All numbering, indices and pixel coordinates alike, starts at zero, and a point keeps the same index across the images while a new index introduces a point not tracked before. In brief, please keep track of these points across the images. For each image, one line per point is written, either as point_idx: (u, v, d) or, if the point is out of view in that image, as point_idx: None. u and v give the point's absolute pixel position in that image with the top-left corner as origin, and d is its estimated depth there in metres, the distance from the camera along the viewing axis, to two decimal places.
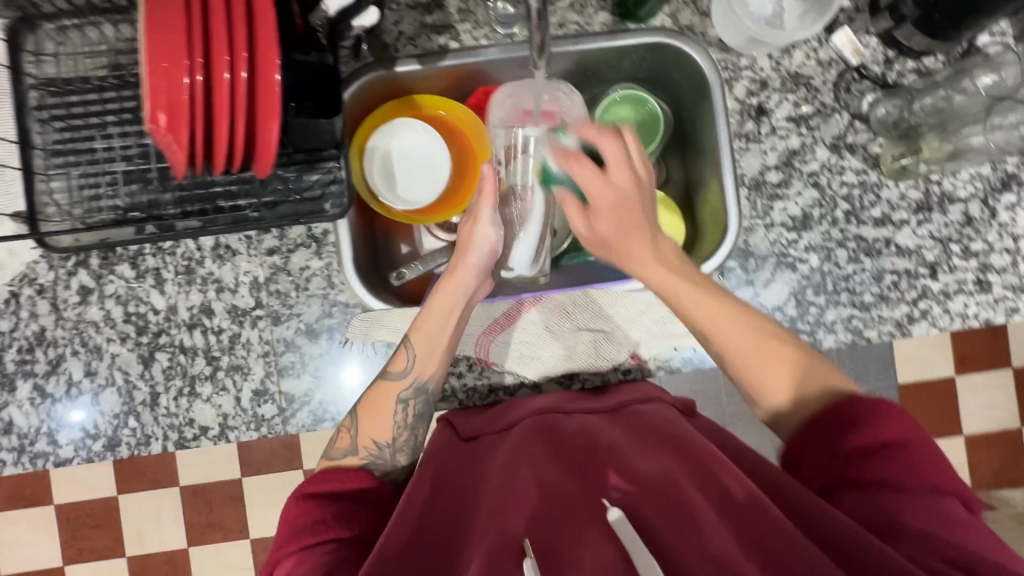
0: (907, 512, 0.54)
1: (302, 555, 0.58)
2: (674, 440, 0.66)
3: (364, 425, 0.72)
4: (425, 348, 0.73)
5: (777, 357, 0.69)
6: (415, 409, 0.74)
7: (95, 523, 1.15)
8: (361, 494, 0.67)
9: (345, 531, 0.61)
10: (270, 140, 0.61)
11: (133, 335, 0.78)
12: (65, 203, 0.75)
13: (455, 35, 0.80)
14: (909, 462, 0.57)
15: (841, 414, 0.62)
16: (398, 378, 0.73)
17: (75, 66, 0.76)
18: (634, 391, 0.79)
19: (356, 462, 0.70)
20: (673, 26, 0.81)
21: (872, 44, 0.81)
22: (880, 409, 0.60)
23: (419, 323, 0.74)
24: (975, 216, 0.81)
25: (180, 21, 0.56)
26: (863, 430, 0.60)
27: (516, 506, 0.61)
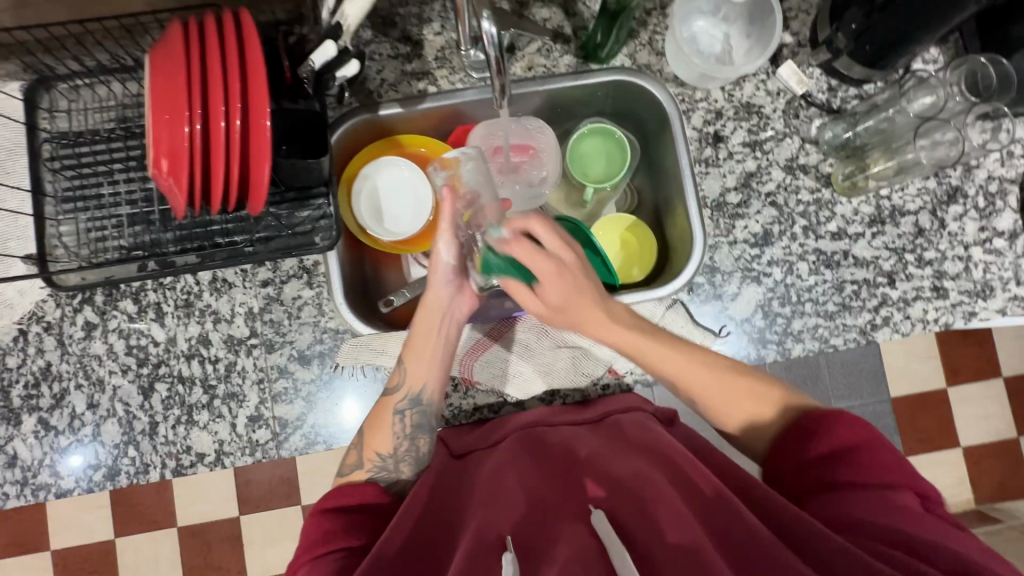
0: (845, 499, 0.60)
1: (313, 564, 0.63)
2: (650, 447, 0.70)
3: (366, 437, 0.76)
4: (417, 364, 0.77)
5: (748, 395, 0.74)
6: (412, 420, 0.77)
7: (94, 565, 1.17)
8: (373, 507, 0.71)
9: (355, 540, 0.65)
10: (263, 179, 0.66)
11: (134, 366, 0.82)
12: (72, 245, 0.81)
13: (433, 80, 0.87)
14: (862, 459, 0.62)
15: (795, 430, 0.69)
16: (393, 392, 0.77)
17: (85, 120, 0.83)
18: (622, 402, 0.82)
19: (363, 475, 0.74)
20: (633, 65, 0.89)
21: (816, 74, 0.88)
22: (829, 423, 0.66)
23: (409, 347, 0.77)
24: (926, 227, 0.87)
25: (180, 77, 0.63)
26: (823, 438, 0.66)
27: (499, 511, 0.64)
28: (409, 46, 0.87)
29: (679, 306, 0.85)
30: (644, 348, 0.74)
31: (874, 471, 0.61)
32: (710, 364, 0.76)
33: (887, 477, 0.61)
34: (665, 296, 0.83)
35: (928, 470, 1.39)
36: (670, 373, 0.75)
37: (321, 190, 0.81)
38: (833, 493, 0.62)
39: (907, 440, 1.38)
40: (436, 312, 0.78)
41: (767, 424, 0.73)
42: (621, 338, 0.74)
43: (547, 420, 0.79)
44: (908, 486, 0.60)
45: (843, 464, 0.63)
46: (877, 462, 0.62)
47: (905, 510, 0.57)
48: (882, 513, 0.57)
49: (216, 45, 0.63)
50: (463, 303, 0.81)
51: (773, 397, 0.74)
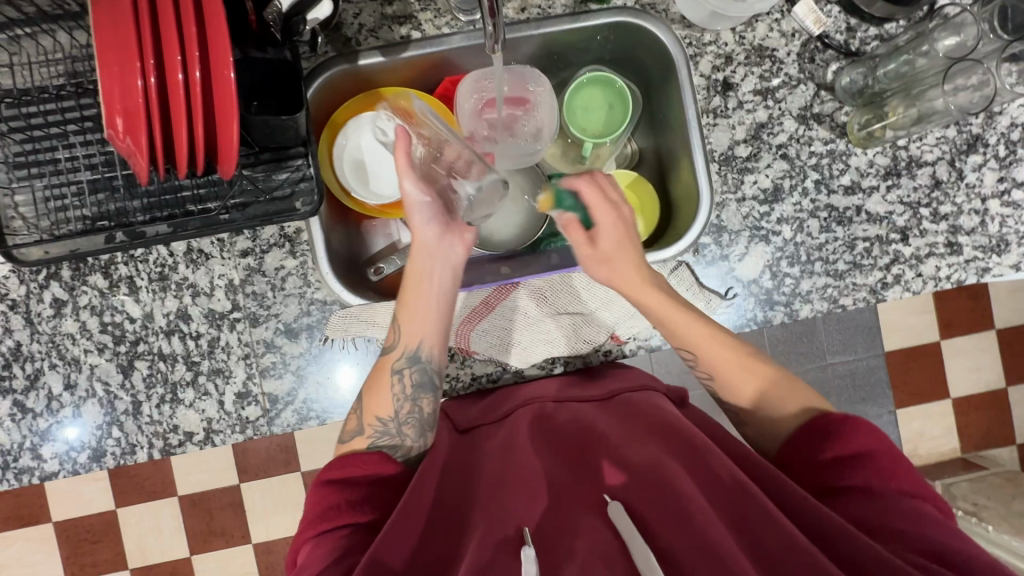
0: (886, 513, 0.56)
1: (317, 540, 0.60)
2: (669, 431, 0.67)
3: (365, 403, 0.72)
4: (410, 322, 0.73)
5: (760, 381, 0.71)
6: (411, 379, 0.72)
7: (100, 532, 1.20)
8: (380, 477, 0.66)
9: (363, 517, 0.62)
10: (231, 137, 0.60)
11: (111, 345, 0.77)
12: (31, 216, 0.75)
13: (416, 25, 0.79)
14: (881, 465, 0.59)
15: (817, 427, 0.64)
16: (391, 352, 0.73)
17: (30, 75, 0.75)
18: (627, 379, 0.78)
19: (364, 441, 0.70)
20: (636, 4, 0.81)
21: (834, 12, 0.81)
22: (853, 426, 0.62)
23: (400, 301, 0.74)
24: (944, 179, 0.82)
25: (127, 22, 0.56)
26: (835, 442, 0.62)
27: (522, 499, 0.63)
28: None
29: (684, 269, 0.81)
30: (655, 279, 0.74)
31: (879, 476, 0.59)
32: (709, 327, 0.74)
33: (901, 484, 0.59)
34: (669, 259, 0.79)
35: (921, 421, 1.40)
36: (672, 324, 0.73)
37: (299, 150, 0.75)
38: (842, 499, 0.60)
39: (902, 393, 1.38)
40: (428, 264, 0.75)
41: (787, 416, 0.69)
42: (653, 299, 0.73)
43: (555, 395, 0.76)
44: (923, 494, 0.58)
45: (854, 472, 0.60)
46: (889, 467, 0.59)
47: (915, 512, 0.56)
48: (886, 514, 0.56)
49: None
50: (457, 248, 0.77)
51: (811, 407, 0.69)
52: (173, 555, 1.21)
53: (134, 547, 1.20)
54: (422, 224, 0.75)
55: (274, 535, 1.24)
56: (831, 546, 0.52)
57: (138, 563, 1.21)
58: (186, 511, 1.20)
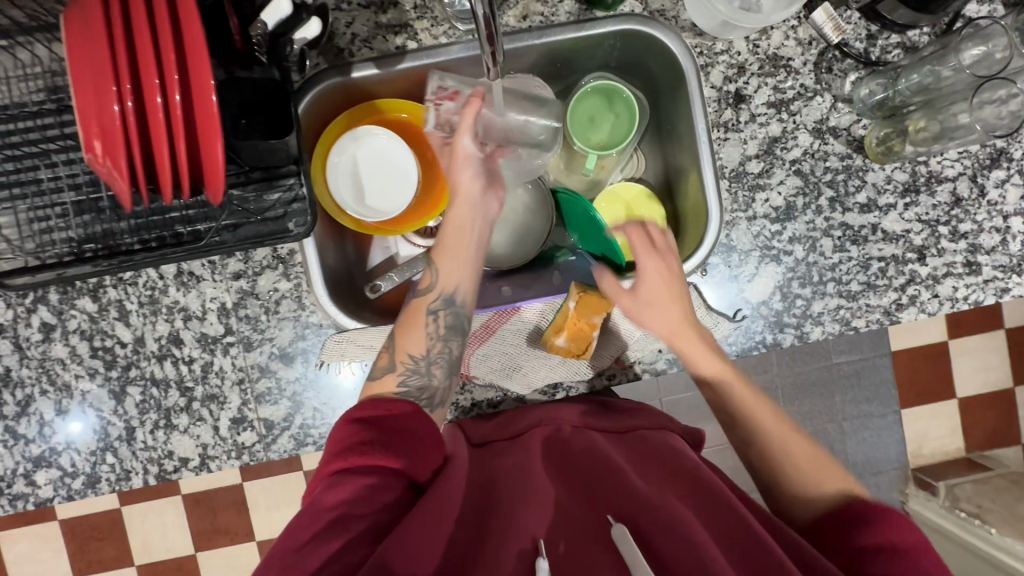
0: None
1: (337, 481, 0.55)
2: (697, 487, 0.62)
3: (398, 340, 0.68)
4: (448, 263, 0.72)
5: (792, 447, 0.69)
6: (445, 320, 0.70)
7: (103, 533, 1.20)
8: (411, 431, 0.60)
9: (391, 463, 0.57)
10: (216, 162, 0.57)
11: (102, 370, 0.75)
12: (15, 238, 0.72)
13: (412, 34, 0.75)
14: (919, 563, 0.55)
15: (849, 513, 0.61)
16: (426, 293, 0.71)
17: (9, 91, 0.71)
18: (647, 418, 0.76)
19: (395, 379, 0.66)
20: (643, 11, 0.77)
21: (854, 19, 0.77)
22: (892, 517, 0.59)
23: (440, 243, 0.73)
24: (964, 196, 0.79)
25: (101, 46, 0.53)
26: (873, 527, 0.59)
27: (539, 519, 0.57)
28: None
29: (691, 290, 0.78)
30: (676, 309, 0.73)
31: (912, 559, 0.56)
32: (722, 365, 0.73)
33: (930, 563, 0.55)
34: None
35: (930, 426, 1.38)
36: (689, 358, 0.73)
37: (290, 169, 0.72)
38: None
39: (907, 394, 1.35)
40: (466, 207, 0.74)
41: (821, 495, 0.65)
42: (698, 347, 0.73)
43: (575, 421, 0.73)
44: None
45: (896, 564, 0.56)
46: (927, 562, 0.56)
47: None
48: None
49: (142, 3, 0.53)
50: (494, 202, 0.76)
51: (844, 487, 0.66)
52: (178, 554, 1.22)
53: (138, 547, 1.22)
54: (461, 173, 0.74)
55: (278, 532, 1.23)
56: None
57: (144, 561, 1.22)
58: (190, 508, 1.21)
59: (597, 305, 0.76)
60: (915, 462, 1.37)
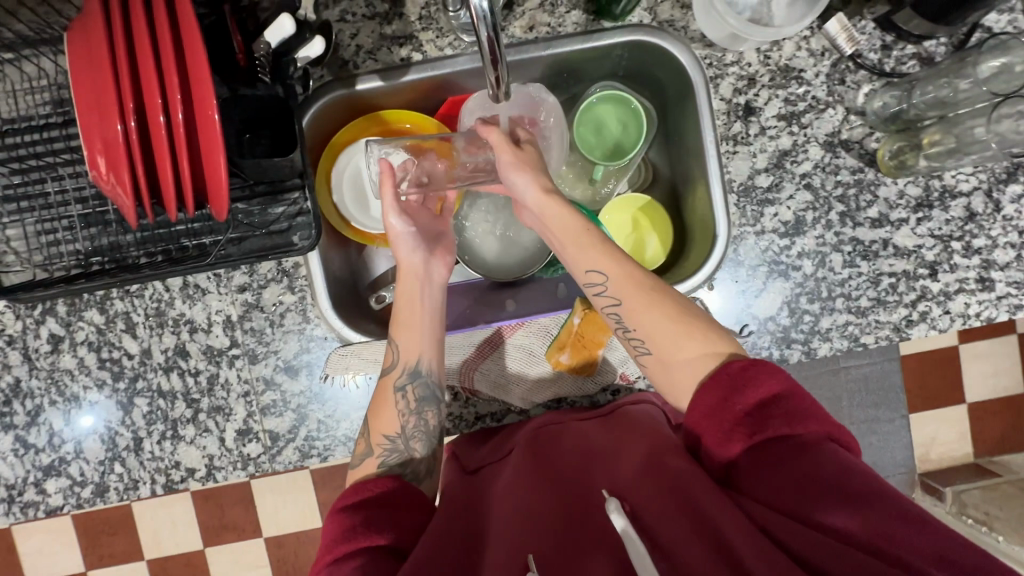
0: (815, 474, 0.49)
1: (333, 569, 0.56)
2: (640, 449, 0.63)
3: (372, 420, 0.69)
4: (406, 338, 0.71)
5: (657, 307, 0.63)
6: (415, 394, 0.70)
7: (113, 530, 1.23)
8: (389, 499, 0.61)
9: (379, 538, 0.57)
10: (219, 180, 0.55)
11: (110, 381, 0.76)
12: (23, 250, 0.72)
13: (417, 46, 0.74)
14: (793, 408, 0.53)
15: (718, 378, 0.56)
16: (390, 371, 0.70)
17: (16, 103, 0.72)
18: (625, 398, 0.77)
19: (374, 462, 0.66)
20: (652, 21, 0.76)
21: (868, 29, 0.75)
22: (757, 367, 0.55)
23: (395, 318, 0.72)
24: (978, 211, 0.77)
25: (104, 65, 0.52)
26: (746, 393, 0.54)
27: (520, 530, 0.58)
28: (388, 3, 0.73)
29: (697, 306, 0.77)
30: (586, 234, 0.67)
31: (792, 421, 0.52)
32: (643, 275, 0.65)
33: (817, 428, 0.52)
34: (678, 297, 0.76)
35: None
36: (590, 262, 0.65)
37: (295, 182, 0.71)
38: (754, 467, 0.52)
39: (915, 398, 1.29)
40: (417, 279, 0.72)
41: (689, 360, 0.60)
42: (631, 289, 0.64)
43: (555, 419, 0.74)
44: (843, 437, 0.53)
45: (772, 416, 0.53)
46: (805, 407, 0.53)
47: (843, 471, 0.49)
48: (821, 475, 0.49)
49: (143, 18, 0.52)
50: (438, 265, 0.75)
51: (716, 345, 0.60)
52: (186, 551, 1.24)
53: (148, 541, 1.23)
54: (405, 250, 0.72)
55: (285, 530, 1.25)
56: (809, 552, 0.46)
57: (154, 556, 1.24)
58: (199, 505, 1.23)
59: (604, 325, 0.75)
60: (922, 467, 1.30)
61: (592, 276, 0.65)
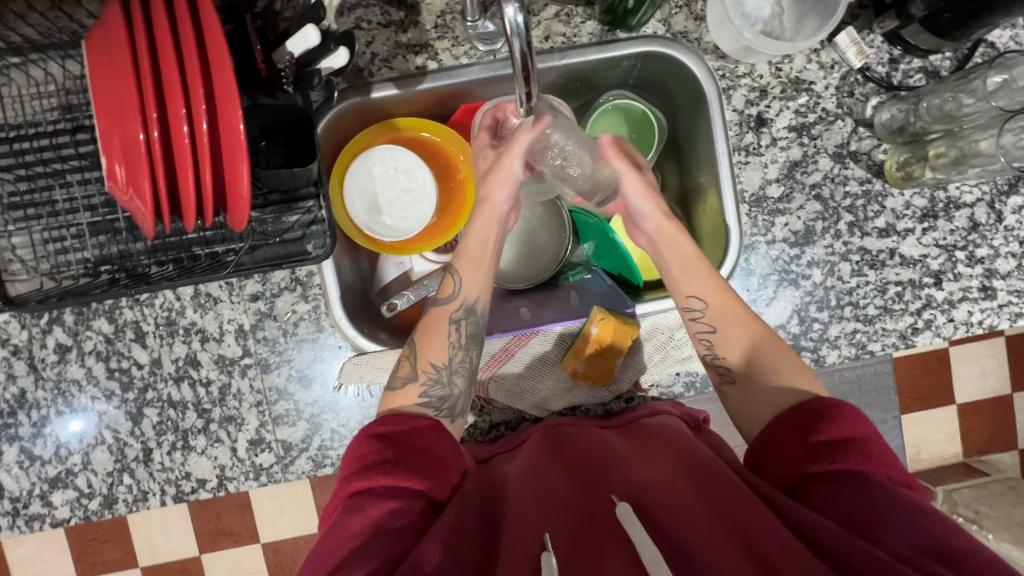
0: (877, 505, 0.53)
1: (361, 499, 0.57)
2: (682, 446, 0.66)
3: (421, 347, 0.68)
4: (473, 273, 0.72)
5: (757, 341, 0.69)
6: (467, 330, 0.71)
7: (108, 538, 1.21)
8: (425, 445, 0.61)
9: (404, 482, 0.57)
10: (241, 191, 0.54)
11: (118, 392, 0.75)
12: (29, 258, 0.71)
13: (432, 55, 0.74)
14: (873, 450, 0.56)
15: (807, 408, 0.61)
16: (448, 302, 0.71)
17: (22, 109, 0.70)
18: (641, 408, 0.77)
19: (417, 390, 0.66)
20: (666, 32, 0.76)
21: (876, 43, 0.77)
22: (841, 408, 0.59)
23: (461, 249, 0.73)
24: (981, 221, 0.79)
25: (126, 70, 0.51)
26: (829, 426, 0.58)
27: (544, 513, 0.59)
28: (403, 11, 0.73)
29: None
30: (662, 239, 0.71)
31: (871, 461, 0.56)
32: (750, 316, 0.70)
33: (892, 473, 0.56)
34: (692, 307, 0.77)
35: None
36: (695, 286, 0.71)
37: (310, 191, 0.70)
38: (820, 487, 0.56)
39: (906, 399, 1.31)
40: (495, 222, 0.75)
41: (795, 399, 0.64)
42: (728, 310, 0.70)
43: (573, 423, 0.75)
44: (914, 486, 0.56)
45: (848, 452, 0.56)
46: (886, 454, 0.56)
47: (912, 507, 0.52)
48: (892, 507, 0.52)
49: (166, 29, 0.50)
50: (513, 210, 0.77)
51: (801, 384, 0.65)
52: (182, 559, 1.22)
53: (143, 545, 1.21)
54: (501, 188, 0.74)
55: (284, 536, 1.23)
56: (842, 561, 0.49)
57: (148, 563, 1.22)
58: (195, 511, 1.21)
59: (623, 333, 0.74)
60: (914, 465, 1.31)
61: (692, 300, 0.71)
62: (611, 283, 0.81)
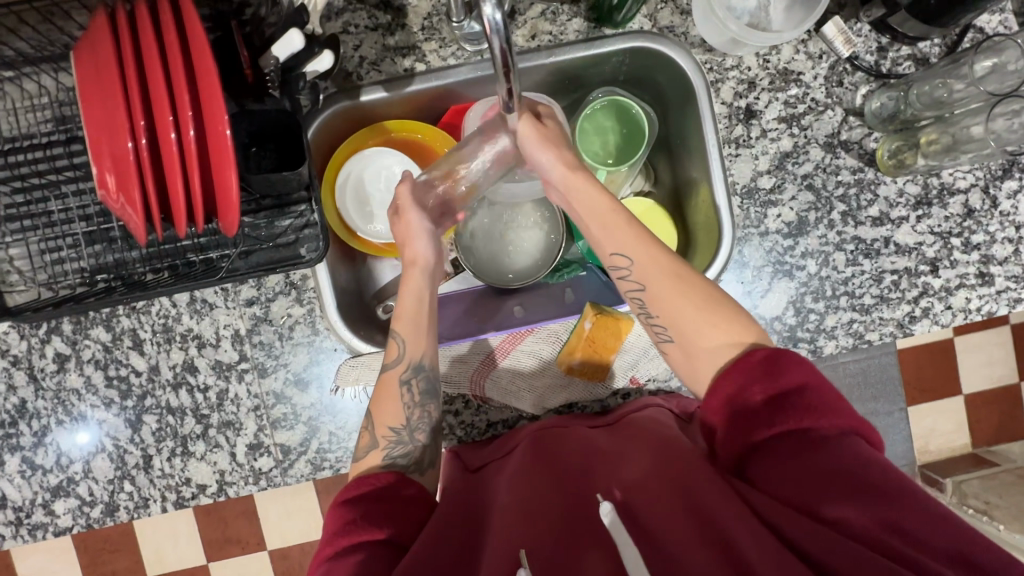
0: (832, 465, 0.52)
1: (331, 562, 0.56)
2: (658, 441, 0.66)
3: (375, 414, 0.67)
4: (414, 333, 0.69)
5: (685, 294, 0.64)
6: (419, 388, 0.69)
7: (115, 548, 1.21)
8: (392, 495, 0.61)
9: (372, 536, 0.57)
10: (230, 196, 0.55)
11: (117, 399, 0.76)
12: (27, 269, 0.71)
13: (420, 57, 0.75)
14: (814, 400, 0.55)
15: (742, 363, 0.58)
16: (393, 366, 0.68)
17: (17, 122, 0.71)
18: (631, 403, 0.78)
19: (380, 454, 0.65)
20: (652, 27, 0.77)
21: (864, 31, 0.77)
22: (777, 359, 0.57)
23: (397, 311, 0.69)
24: (976, 207, 0.78)
25: (112, 80, 0.51)
26: (766, 382, 0.56)
27: (522, 518, 0.59)
28: (390, 14, 0.74)
29: None
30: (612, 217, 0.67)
31: (813, 415, 0.54)
32: (674, 266, 0.65)
33: (838, 421, 0.54)
34: None
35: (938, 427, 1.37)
36: (617, 244, 0.66)
37: (302, 195, 0.71)
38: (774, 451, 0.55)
39: (911, 391, 1.30)
40: (425, 277, 0.71)
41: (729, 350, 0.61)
42: (656, 274, 0.65)
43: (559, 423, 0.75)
44: (863, 431, 0.55)
45: (791, 409, 0.55)
46: (829, 400, 0.55)
47: (863, 460, 0.51)
48: (845, 466, 0.51)
49: (151, 38, 0.51)
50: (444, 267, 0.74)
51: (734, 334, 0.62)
52: (188, 568, 1.23)
53: (149, 554, 1.22)
54: (422, 243, 0.70)
55: (290, 543, 1.24)
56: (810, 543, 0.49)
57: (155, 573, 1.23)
58: (201, 520, 1.22)
59: (617, 329, 0.75)
60: (922, 458, 1.30)
61: (617, 258, 0.67)
62: (605, 281, 0.82)
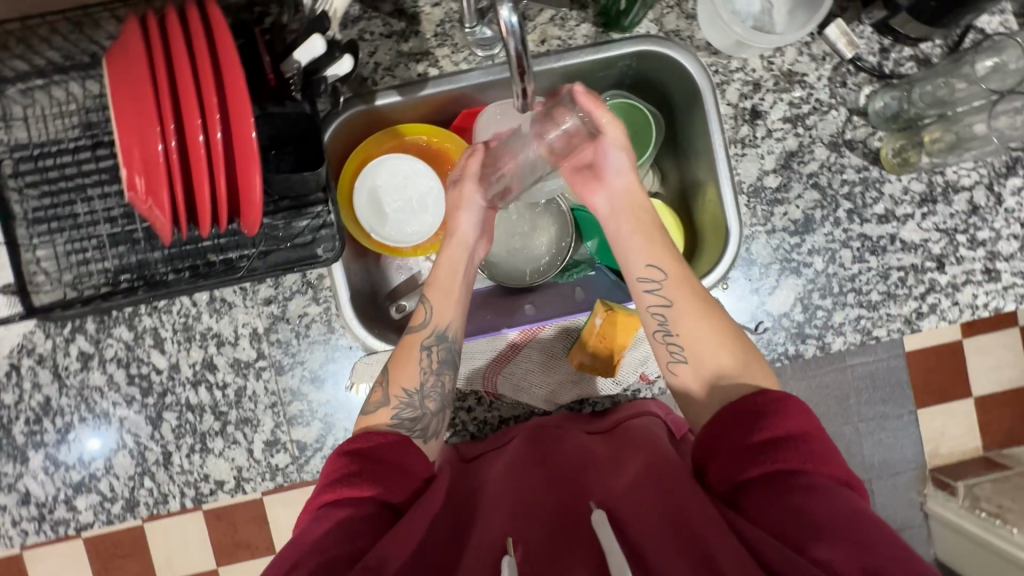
0: (819, 510, 0.52)
1: (324, 511, 0.57)
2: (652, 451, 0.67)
3: (393, 372, 0.69)
4: (443, 302, 0.72)
5: (707, 317, 0.67)
6: (439, 355, 0.71)
7: (127, 551, 1.22)
8: (393, 458, 0.61)
9: (367, 491, 0.57)
10: (254, 196, 0.57)
11: (139, 397, 0.77)
12: (53, 270, 0.73)
13: (434, 62, 0.77)
14: (812, 448, 0.56)
15: (747, 404, 0.59)
16: (419, 329, 0.71)
17: (45, 128, 0.74)
18: (631, 407, 0.78)
19: (389, 411, 0.67)
20: (659, 31, 0.79)
21: (866, 33, 0.78)
22: (783, 403, 0.58)
23: (432, 279, 0.73)
24: (981, 204, 0.79)
25: (143, 84, 0.53)
26: (764, 424, 0.57)
27: (512, 520, 0.60)
28: (404, 21, 0.76)
29: None
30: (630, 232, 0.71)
31: (813, 461, 0.55)
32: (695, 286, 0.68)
33: (833, 472, 0.55)
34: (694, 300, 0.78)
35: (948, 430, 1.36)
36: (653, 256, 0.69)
37: (319, 197, 0.73)
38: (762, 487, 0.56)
39: (921, 393, 1.29)
40: (463, 251, 0.75)
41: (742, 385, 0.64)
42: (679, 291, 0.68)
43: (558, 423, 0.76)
44: (853, 486, 0.56)
45: (785, 449, 0.56)
46: (826, 451, 0.56)
47: (853, 512, 0.52)
48: (832, 512, 0.52)
49: (182, 43, 0.53)
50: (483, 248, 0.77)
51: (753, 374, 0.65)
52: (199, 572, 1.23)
53: (160, 558, 1.22)
54: (465, 217, 0.75)
55: None
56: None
57: None
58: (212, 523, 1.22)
59: (628, 325, 0.76)
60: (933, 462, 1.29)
61: (652, 270, 0.69)
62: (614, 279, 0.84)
